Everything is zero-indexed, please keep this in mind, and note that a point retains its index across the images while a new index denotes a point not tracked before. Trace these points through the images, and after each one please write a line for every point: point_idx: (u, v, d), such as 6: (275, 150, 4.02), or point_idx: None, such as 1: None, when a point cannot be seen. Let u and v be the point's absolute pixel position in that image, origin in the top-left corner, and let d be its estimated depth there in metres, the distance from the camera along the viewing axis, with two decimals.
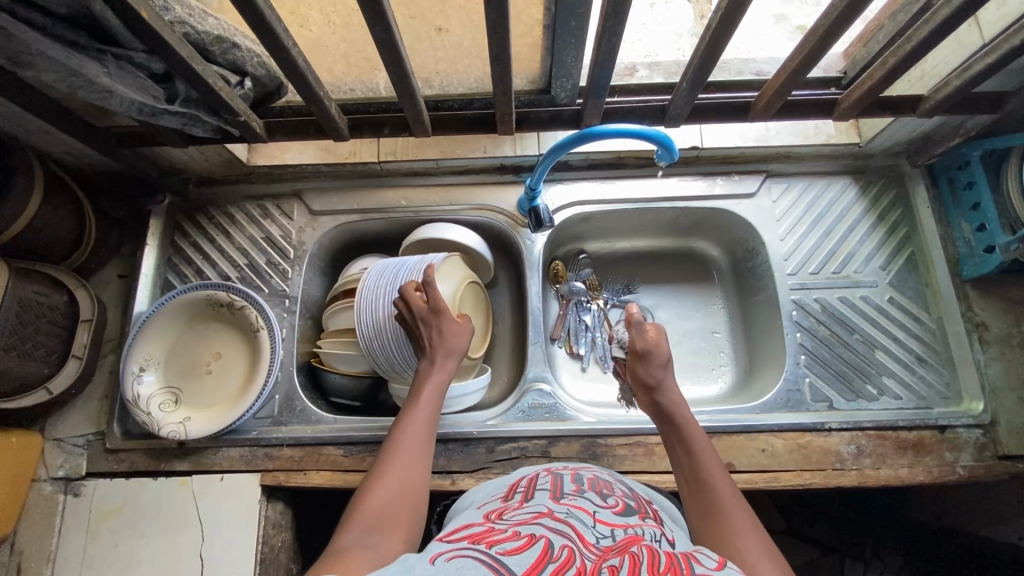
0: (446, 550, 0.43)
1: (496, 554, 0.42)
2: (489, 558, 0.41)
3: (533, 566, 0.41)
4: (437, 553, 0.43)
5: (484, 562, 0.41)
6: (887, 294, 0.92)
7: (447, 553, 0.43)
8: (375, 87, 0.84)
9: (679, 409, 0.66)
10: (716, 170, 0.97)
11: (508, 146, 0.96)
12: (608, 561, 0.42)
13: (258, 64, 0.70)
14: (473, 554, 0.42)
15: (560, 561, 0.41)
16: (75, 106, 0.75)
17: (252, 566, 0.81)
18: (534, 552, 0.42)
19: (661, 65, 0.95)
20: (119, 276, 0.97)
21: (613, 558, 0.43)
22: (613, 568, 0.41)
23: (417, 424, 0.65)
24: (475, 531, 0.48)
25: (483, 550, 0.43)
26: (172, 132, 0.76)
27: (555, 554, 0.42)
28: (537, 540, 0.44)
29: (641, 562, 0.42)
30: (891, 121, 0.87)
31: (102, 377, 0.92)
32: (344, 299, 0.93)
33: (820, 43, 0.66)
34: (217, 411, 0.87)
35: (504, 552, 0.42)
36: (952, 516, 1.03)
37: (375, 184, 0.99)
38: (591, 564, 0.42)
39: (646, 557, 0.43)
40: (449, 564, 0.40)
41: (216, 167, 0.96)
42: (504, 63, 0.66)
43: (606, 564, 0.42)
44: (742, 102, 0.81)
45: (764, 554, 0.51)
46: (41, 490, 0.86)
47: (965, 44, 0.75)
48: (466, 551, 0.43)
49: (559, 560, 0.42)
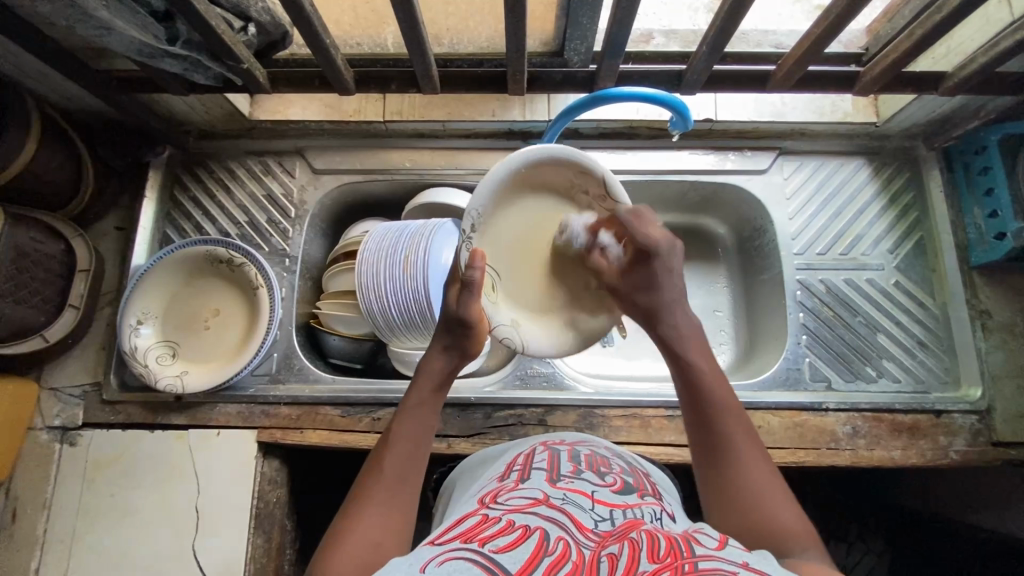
0: (436, 553, 0.41)
1: (489, 553, 0.40)
2: (483, 558, 0.39)
3: (527, 562, 0.39)
4: (427, 560, 0.40)
5: (477, 563, 0.39)
6: (893, 278, 0.92)
7: (438, 557, 0.40)
8: (383, 42, 0.81)
9: (682, 342, 0.63)
10: (729, 146, 0.95)
11: (517, 111, 0.94)
12: (606, 549, 0.42)
13: (263, 10, 0.67)
14: (466, 556, 0.40)
15: (555, 556, 0.40)
16: (73, 45, 0.73)
17: (247, 520, 0.82)
18: (529, 546, 0.41)
19: (678, 34, 0.92)
20: (117, 228, 0.96)
21: (612, 546, 0.42)
22: (613, 557, 0.40)
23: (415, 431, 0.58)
24: (468, 525, 0.46)
25: (476, 549, 0.41)
26: (173, 79, 0.74)
27: (550, 548, 0.41)
28: (532, 532, 0.43)
29: (640, 547, 0.41)
30: (912, 100, 0.85)
31: (98, 328, 0.92)
32: (345, 260, 0.92)
33: (845, 11, 0.64)
34: (214, 367, 0.87)
35: (497, 550, 0.41)
36: (939, 502, 1.03)
37: (379, 144, 0.97)
38: (589, 554, 0.41)
39: (645, 542, 0.42)
40: (440, 569, 0.38)
41: (217, 120, 0.94)
42: (518, 16, 0.63)
43: (605, 552, 0.41)
44: (761, 73, 0.79)
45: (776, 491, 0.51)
46: (37, 438, 0.86)
47: (995, 21, 0.72)
48: (458, 553, 0.40)
49: (554, 554, 0.40)
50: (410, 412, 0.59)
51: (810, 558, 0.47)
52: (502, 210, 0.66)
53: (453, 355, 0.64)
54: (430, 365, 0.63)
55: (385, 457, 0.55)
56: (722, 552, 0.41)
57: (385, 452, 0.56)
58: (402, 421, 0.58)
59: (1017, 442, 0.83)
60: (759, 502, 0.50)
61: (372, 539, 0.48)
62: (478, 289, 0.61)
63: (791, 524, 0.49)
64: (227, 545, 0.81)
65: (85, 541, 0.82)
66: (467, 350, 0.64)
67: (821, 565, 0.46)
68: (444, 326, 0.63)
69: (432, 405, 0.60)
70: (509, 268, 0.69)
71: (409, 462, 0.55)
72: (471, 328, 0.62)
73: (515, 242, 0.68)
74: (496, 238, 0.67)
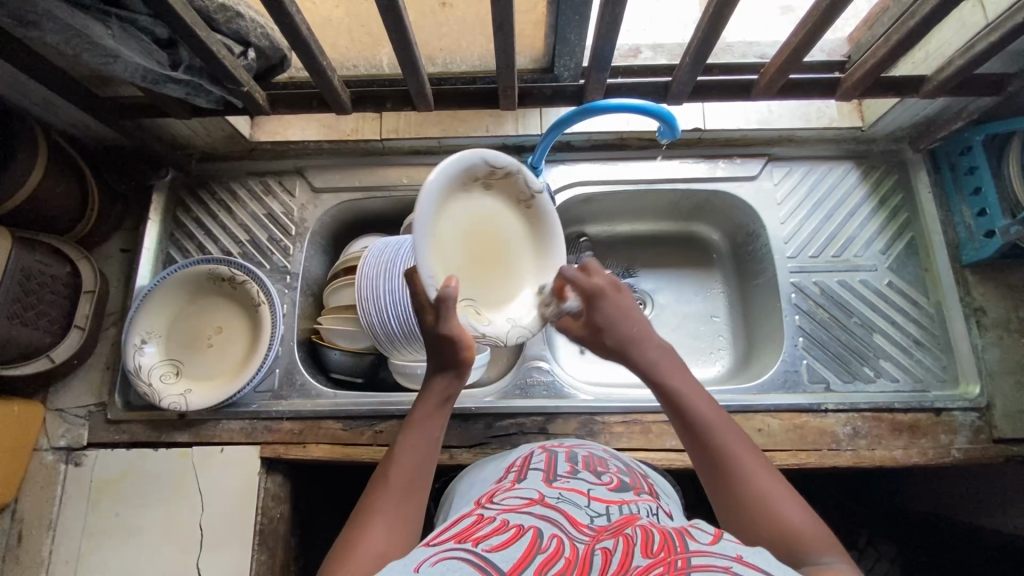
0: (430, 553, 0.41)
1: (482, 552, 0.40)
2: (476, 557, 0.39)
3: (521, 559, 0.40)
4: (422, 560, 0.40)
5: (471, 562, 0.39)
6: (886, 279, 0.93)
7: (432, 557, 0.40)
8: (378, 63, 0.84)
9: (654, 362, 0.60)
10: (718, 154, 0.97)
11: (510, 126, 0.96)
12: (601, 544, 0.42)
13: (261, 34, 0.70)
14: (459, 554, 0.40)
15: (548, 552, 0.40)
16: (79, 73, 0.76)
17: (251, 536, 0.82)
18: (521, 545, 0.41)
19: (665, 47, 0.94)
20: (121, 250, 0.98)
21: (607, 540, 0.43)
22: (606, 552, 0.41)
23: (419, 442, 0.57)
24: (464, 524, 0.46)
25: (469, 548, 0.41)
26: (175, 103, 0.77)
27: (544, 545, 0.41)
28: (525, 531, 0.43)
29: (634, 543, 0.41)
30: (895, 104, 0.87)
31: (103, 349, 0.93)
32: (345, 276, 0.93)
33: (821, 20, 0.66)
34: (217, 383, 0.88)
35: (490, 549, 0.41)
36: (945, 504, 1.02)
37: (376, 162, 0.99)
38: (582, 549, 0.41)
39: (639, 537, 0.42)
40: (434, 569, 0.38)
41: (218, 142, 0.96)
42: (506, 34, 0.65)
43: (599, 547, 0.41)
44: (744, 81, 0.81)
45: (787, 499, 0.50)
46: (43, 459, 0.87)
47: (969, 24, 0.74)
48: (452, 552, 0.40)
49: (547, 552, 0.41)
50: (417, 423, 0.58)
51: (832, 563, 0.45)
52: (441, 247, 0.60)
53: (449, 374, 0.60)
54: (431, 385, 0.60)
55: (393, 468, 0.55)
56: (716, 546, 0.41)
57: (393, 465, 0.56)
58: (410, 430, 0.58)
59: (1018, 437, 0.83)
60: (775, 512, 0.49)
61: (378, 551, 0.48)
62: (455, 306, 0.57)
63: (808, 529, 0.47)
64: (231, 561, 0.81)
65: (90, 561, 0.82)
66: (462, 366, 0.60)
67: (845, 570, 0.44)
68: (431, 347, 0.60)
69: (438, 417, 0.59)
70: (488, 289, 0.66)
71: (415, 476, 0.55)
72: (456, 345, 0.58)
73: (457, 254, 0.63)
74: (446, 261, 0.61)
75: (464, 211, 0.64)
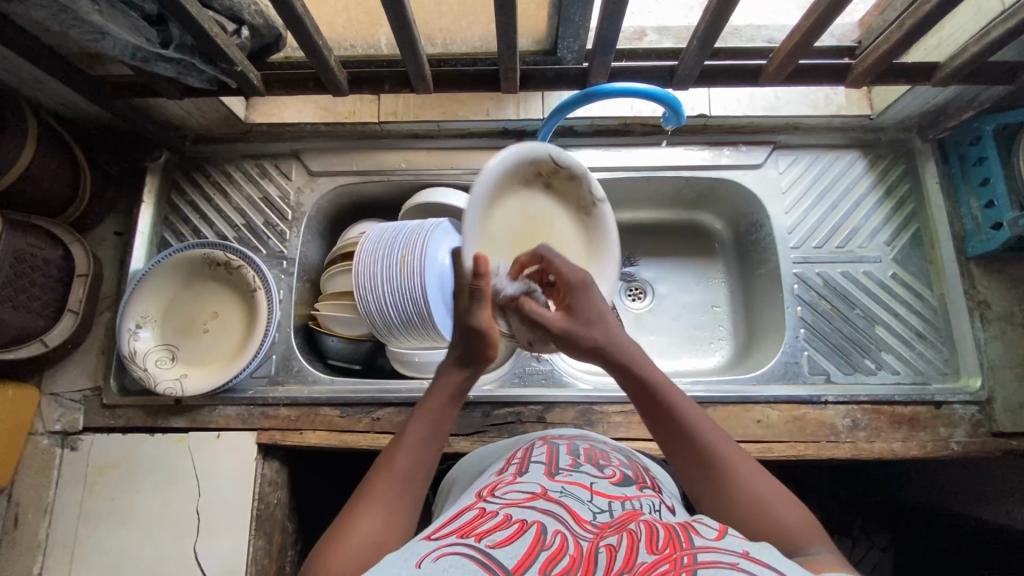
0: (432, 548, 0.40)
1: (486, 548, 0.40)
2: (478, 553, 0.39)
3: (525, 555, 0.39)
4: (423, 555, 0.39)
5: (472, 558, 0.38)
6: (890, 271, 0.92)
7: (434, 552, 0.40)
8: (376, 44, 0.81)
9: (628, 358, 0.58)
10: (723, 141, 0.95)
11: (511, 110, 0.94)
12: (606, 540, 0.42)
13: (255, 12, 0.68)
14: (462, 550, 0.39)
15: (552, 549, 0.40)
16: (67, 51, 0.73)
17: (248, 522, 0.82)
18: (525, 541, 0.41)
19: (671, 30, 0.92)
20: (115, 233, 0.96)
21: (611, 536, 0.42)
22: (610, 548, 0.40)
23: (425, 430, 0.55)
24: (465, 519, 0.46)
25: (472, 544, 0.40)
26: (168, 83, 0.75)
27: (548, 541, 0.41)
28: (529, 526, 0.43)
29: (639, 539, 0.41)
30: (905, 91, 0.85)
31: (98, 333, 0.92)
32: (342, 262, 0.92)
33: (833, 4, 0.64)
34: (213, 369, 0.87)
35: (493, 545, 0.40)
36: (939, 496, 1.02)
37: (374, 145, 0.97)
38: (586, 547, 0.41)
39: (644, 533, 0.42)
40: (437, 564, 0.37)
41: (213, 124, 0.94)
42: (508, 13, 0.63)
43: (603, 544, 0.41)
44: (753, 66, 0.79)
45: (768, 490, 0.49)
46: (38, 443, 0.86)
47: (986, 10, 0.72)
48: (455, 548, 0.40)
49: (551, 548, 0.40)
50: (426, 410, 0.57)
51: (821, 552, 0.45)
52: (487, 225, 0.67)
53: (462, 367, 0.60)
54: (445, 376, 0.60)
55: (395, 453, 0.54)
56: (722, 542, 0.40)
57: (398, 448, 0.54)
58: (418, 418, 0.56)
59: (1017, 432, 0.83)
60: (765, 505, 0.48)
61: (374, 538, 0.47)
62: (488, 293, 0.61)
63: (795, 522, 0.47)
64: (228, 546, 0.81)
65: (87, 545, 0.83)
66: (477, 363, 0.60)
67: (832, 560, 0.44)
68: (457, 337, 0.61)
69: (446, 408, 0.57)
70: None
71: (419, 466, 0.53)
72: (482, 339, 0.60)
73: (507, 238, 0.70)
74: (493, 245, 0.68)
75: (520, 206, 0.71)
